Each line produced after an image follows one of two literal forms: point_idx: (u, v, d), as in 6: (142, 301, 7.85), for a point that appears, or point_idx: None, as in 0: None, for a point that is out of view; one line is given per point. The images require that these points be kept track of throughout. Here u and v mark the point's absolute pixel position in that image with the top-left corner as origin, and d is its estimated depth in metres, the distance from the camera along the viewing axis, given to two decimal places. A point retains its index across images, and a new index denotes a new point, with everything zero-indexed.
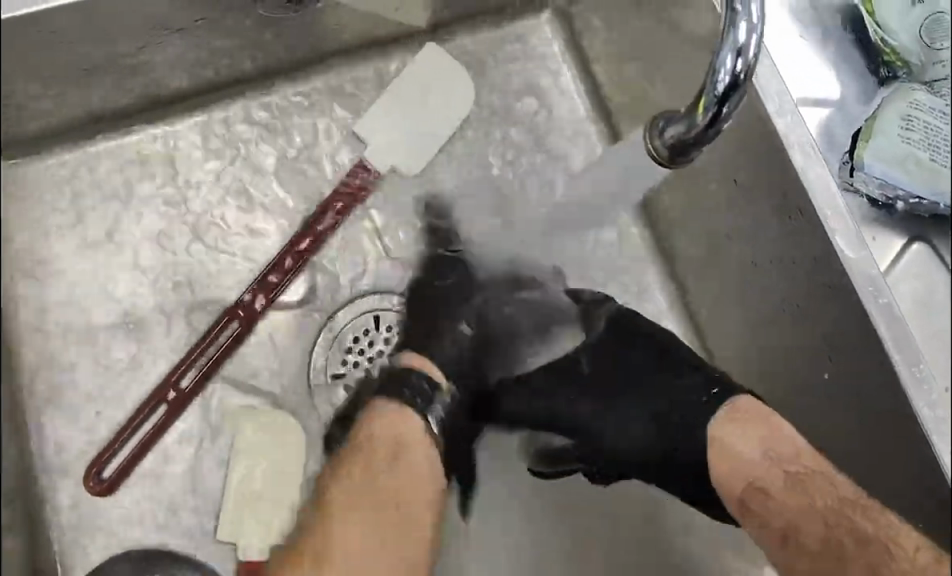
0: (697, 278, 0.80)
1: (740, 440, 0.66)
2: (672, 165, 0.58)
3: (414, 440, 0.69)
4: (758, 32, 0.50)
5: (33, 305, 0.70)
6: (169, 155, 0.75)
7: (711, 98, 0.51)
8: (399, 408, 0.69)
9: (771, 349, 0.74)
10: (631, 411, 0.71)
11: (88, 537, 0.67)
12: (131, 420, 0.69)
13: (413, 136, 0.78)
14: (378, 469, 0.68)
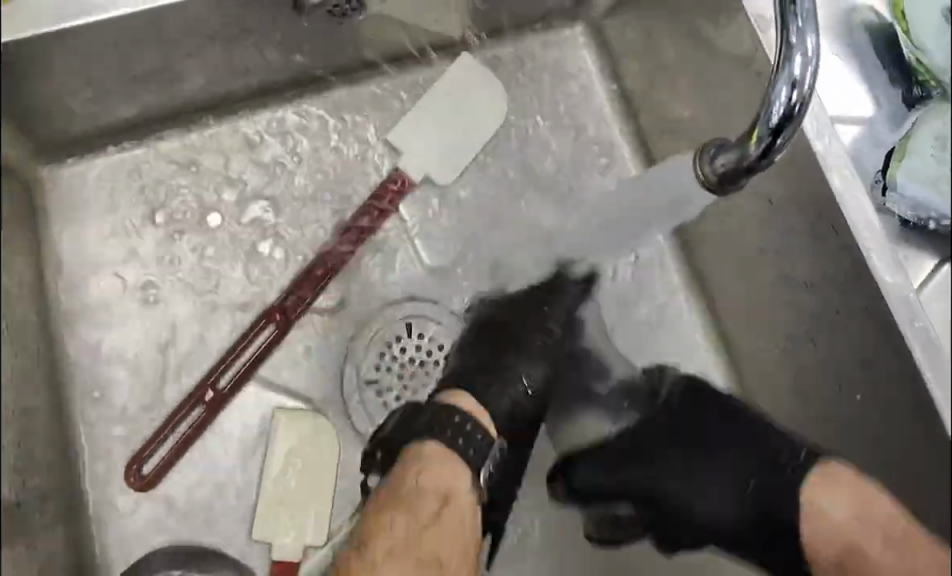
0: (730, 292, 0.80)
1: (833, 504, 0.64)
2: (723, 191, 0.57)
3: (459, 474, 0.66)
4: (813, 64, 0.50)
5: (80, 301, 0.73)
6: (212, 159, 0.77)
7: (766, 129, 0.51)
8: (445, 449, 0.66)
9: (804, 368, 0.73)
10: (713, 484, 0.70)
11: (129, 528, 0.70)
12: (171, 419, 0.72)
13: (448, 145, 0.80)
14: (426, 515, 0.64)
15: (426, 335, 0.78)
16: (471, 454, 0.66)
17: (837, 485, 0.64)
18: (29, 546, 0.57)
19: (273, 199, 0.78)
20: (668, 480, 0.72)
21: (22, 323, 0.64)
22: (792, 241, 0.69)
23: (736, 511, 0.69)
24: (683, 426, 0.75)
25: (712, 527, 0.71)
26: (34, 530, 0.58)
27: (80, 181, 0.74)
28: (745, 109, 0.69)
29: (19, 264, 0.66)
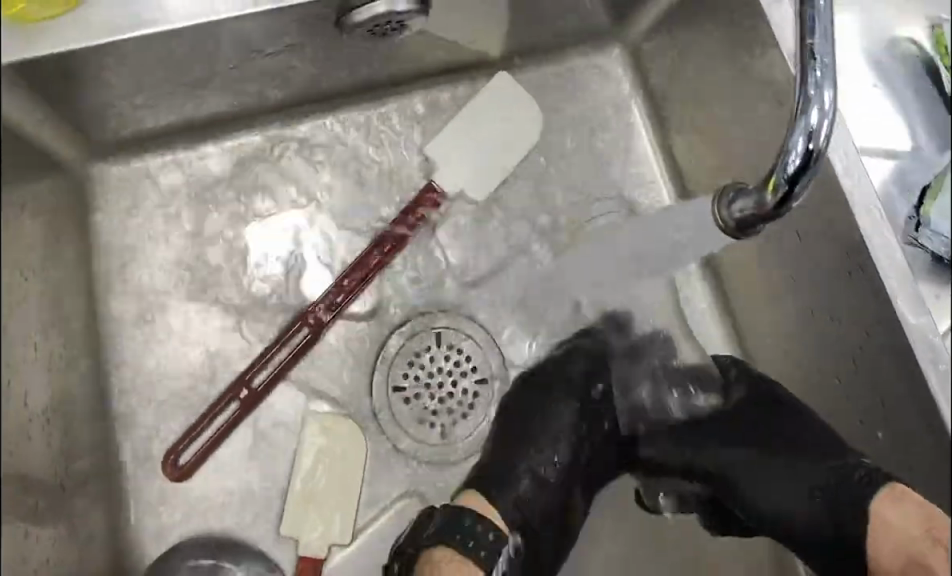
0: (754, 317, 0.81)
1: (907, 518, 0.65)
2: (738, 235, 0.57)
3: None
4: (830, 117, 0.49)
5: (123, 297, 0.76)
6: (255, 165, 0.80)
7: (782, 178, 0.50)
8: (452, 548, 0.69)
9: (823, 397, 0.74)
10: (789, 485, 0.73)
11: (160, 518, 0.73)
12: (207, 413, 0.75)
13: (483, 163, 0.83)
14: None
15: (454, 345, 0.81)
16: (476, 552, 0.69)
17: (907, 503, 0.66)
18: (71, 529, 0.60)
19: (313, 206, 0.81)
20: (729, 471, 0.76)
21: (70, 316, 0.67)
22: (818, 272, 0.70)
23: (791, 506, 0.72)
24: (750, 426, 0.77)
25: (761, 517, 0.74)
26: (76, 512, 0.61)
27: (130, 180, 0.77)
28: (776, 140, 0.70)
29: (71, 259, 0.69)
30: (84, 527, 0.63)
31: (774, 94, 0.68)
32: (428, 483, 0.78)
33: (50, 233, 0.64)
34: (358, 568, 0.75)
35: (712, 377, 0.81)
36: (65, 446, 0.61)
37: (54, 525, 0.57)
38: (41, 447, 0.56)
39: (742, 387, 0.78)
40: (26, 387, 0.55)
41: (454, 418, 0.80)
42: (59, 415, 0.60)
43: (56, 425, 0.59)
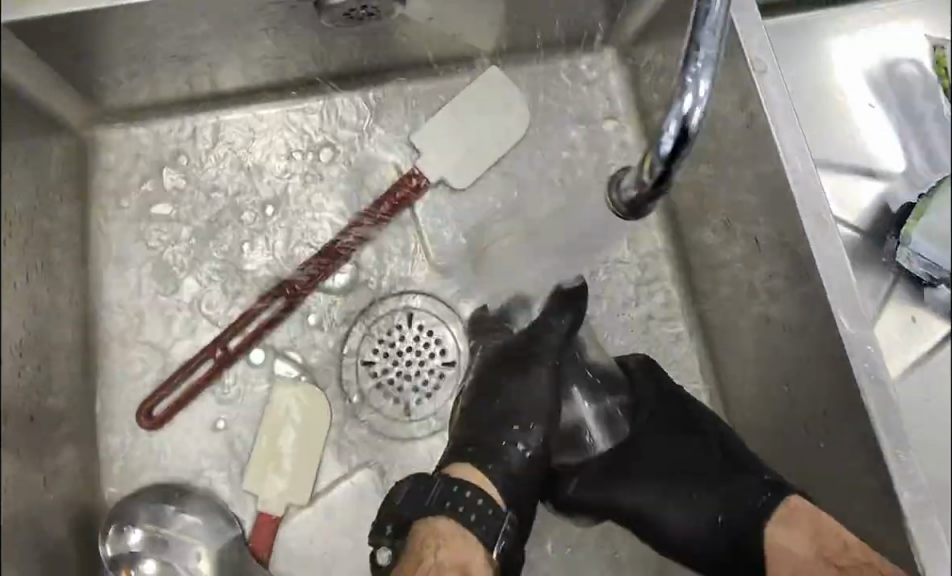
0: (719, 322, 0.82)
1: (791, 540, 0.68)
2: (628, 217, 0.61)
3: (478, 552, 0.67)
4: (705, 105, 0.51)
5: (114, 251, 0.80)
6: (250, 138, 0.84)
7: (658, 159, 0.53)
8: (457, 520, 0.68)
9: (776, 404, 0.76)
10: (688, 506, 0.74)
11: (128, 462, 0.77)
12: (183, 369, 0.78)
13: (465, 154, 0.86)
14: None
15: (424, 327, 0.84)
16: (479, 525, 0.68)
17: (796, 521, 0.68)
18: (35, 456, 0.65)
19: (302, 182, 0.84)
20: (635, 502, 0.76)
21: (57, 262, 0.72)
22: (776, 278, 0.72)
23: (699, 533, 0.73)
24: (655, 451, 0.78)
25: (679, 547, 0.75)
26: (45, 442, 0.67)
27: (132, 143, 0.82)
28: (743, 144, 0.72)
29: (64, 210, 0.75)
30: (53, 458, 0.68)
31: (741, 102, 0.71)
32: (388, 455, 0.81)
33: (40, 183, 0.70)
34: (313, 528, 0.79)
35: (621, 382, 0.81)
36: (38, 380, 0.66)
37: (18, 449, 0.63)
38: (10, 377, 0.62)
39: (650, 402, 0.80)
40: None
41: (419, 396, 0.83)
42: (34, 351, 0.66)
43: (29, 360, 0.65)
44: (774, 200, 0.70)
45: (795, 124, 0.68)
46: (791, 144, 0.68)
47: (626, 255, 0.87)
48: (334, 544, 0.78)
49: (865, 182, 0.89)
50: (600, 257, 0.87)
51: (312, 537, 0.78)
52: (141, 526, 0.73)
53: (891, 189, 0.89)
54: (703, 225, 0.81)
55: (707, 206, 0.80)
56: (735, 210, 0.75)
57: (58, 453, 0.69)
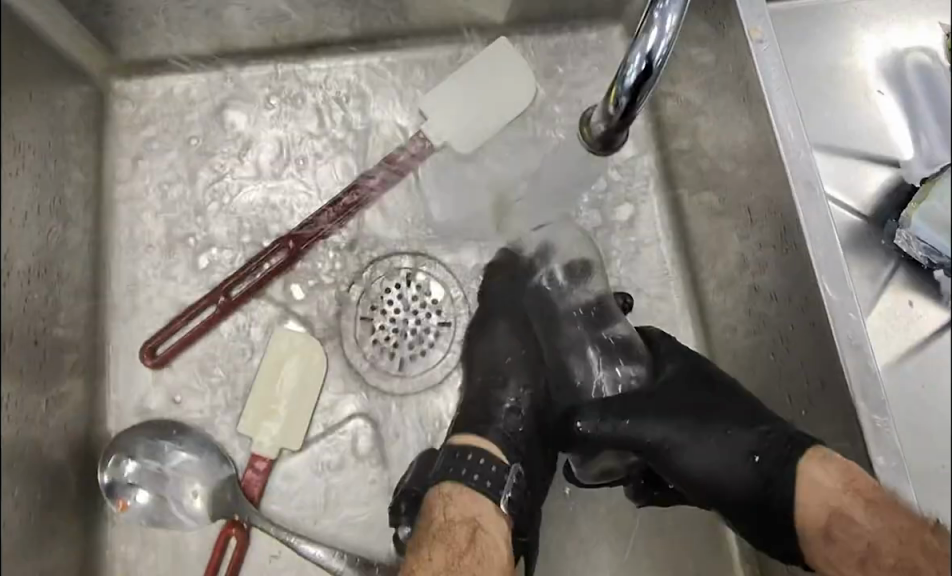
0: (715, 295, 0.83)
1: (826, 477, 0.63)
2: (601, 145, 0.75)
3: (489, 509, 0.69)
4: (669, 38, 0.60)
5: (127, 196, 0.84)
6: (262, 96, 0.87)
7: (624, 88, 0.64)
8: (463, 482, 0.70)
9: (766, 377, 0.76)
10: (723, 448, 0.68)
11: (130, 398, 0.80)
12: (186, 313, 0.81)
13: (467, 120, 0.87)
14: (459, 543, 0.66)
15: (422, 288, 0.85)
16: (486, 484, 0.69)
17: (832, 460, 0.64)
18: (38, 375, 0.69)
19: (309, 141, 0.87)
20: (663, 435, 0.70)
21: (68, 200, 0.76)
22: (768, 248, 0.73)
23: (733, 469, 0.68)
24: (679, 392, 0.73)
25: (711, 488, 0.69)
26: (48, 366, 0.71)
27: (149, 96, 0.86)
28: (739, 115, 0.73)
29: (79, 150, 0.78)
30: (57, 380, 0.72)
31: (736, 73, 0.73)
32: (380, 408, 0.82)
33: (56, 120, 0.74)
34: (305, 473, 0.80)
35: (636, 346, 0.79)
36: (44, 307, 0.70)
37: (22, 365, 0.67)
38: (14, 298, 0.66)
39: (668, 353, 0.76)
40: (6, 242, 0.64)
41: (413, 353, 0.84)
42: (41, 279, 0.70)
43: (34, 286, 0.69)
44: (767, 169, 0.71)
45: (789, 95, 0.70)
46: (784, 114, 0.69)
47: (625, 227, 0.88)
48: (323, 490, 0.80)
49: (875, 167, 0.87)
50: (599, 227, 0.88)
51: (304, 482, 0.80)
52: (138, 460, 0.77)
53: (904, 173, 0.87)
54: (702, 198, 0.82)
55: (705, 178, 0.81)
56: (730, 180, 0.76)
57: (61, 377, 0.73)
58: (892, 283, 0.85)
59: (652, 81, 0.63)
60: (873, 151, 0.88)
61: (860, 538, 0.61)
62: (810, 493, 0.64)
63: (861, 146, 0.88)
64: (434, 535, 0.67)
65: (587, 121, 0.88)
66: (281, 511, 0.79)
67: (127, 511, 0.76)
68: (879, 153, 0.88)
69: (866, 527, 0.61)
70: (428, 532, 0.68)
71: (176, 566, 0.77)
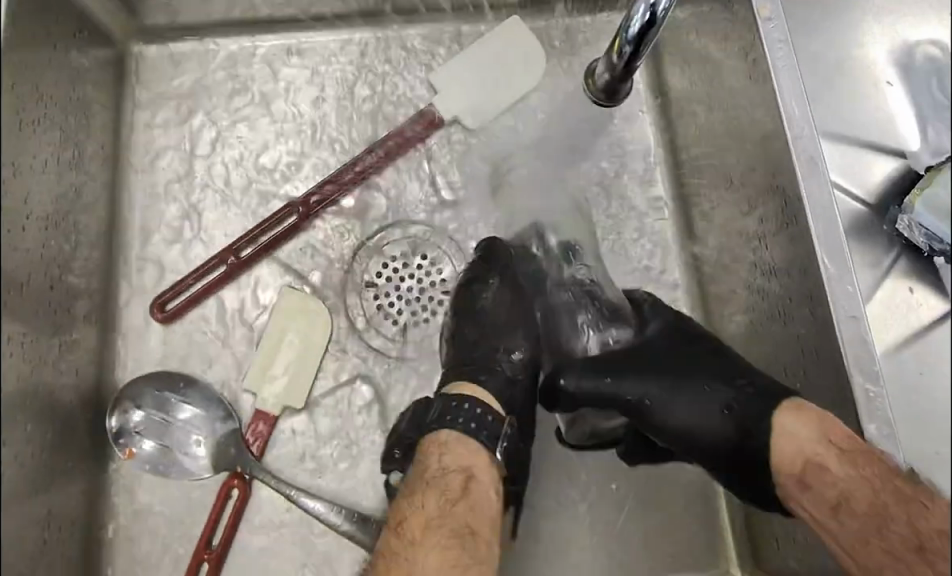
0: (718, 274, 0.83)
1: (801, 428, 0.63)
2: (606, 101, 0.88)
3: (483, 459, 0.69)
4: None
5: (145, 155, 0.87)
6: (279, 65, 0.90)
7: (627, 41, 0.75)
8: (460, 430, 0.70)
9: (765, 354, 0.77)
10: (701, 399, 0.69)
11: (140, 350, 0.83)
12: (197, 271, 0.83)
13: (479, 94, 0.89)
14: (453, 491, 0.66)
15: (428, 257, 0.87)
16: (482, 434, 0.70)
17: (805, 412, 0.64)
18: (52, 318, 0.71)
19: (324, 111, 0.89)
20: (641, 390, 0.71)
21: (86, 156, 0.79)
22: (770, 223, 0.74)
23: (708, 424, 0.68)
24: (659, 351, 0.74)
25: (687, 441, 0.69)
26: (62, 312, 0.73)
27: (171, 61, 0.89)
28: (745, 93, 0.75)
29: (99, 107, 0.82)
30: (69, 325, 0.75)
31: (744, 51, 0.74)
32: (383, 373, 0.84)
33: (78, 75, 0.77)
34: (306, 432, 0.82)
35: (625, 315, 0.81)
36: (60, 255, 0.73)
37: (40, 307, 0.70)
38: (32, 243, 0.68)
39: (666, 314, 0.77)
40: (26, 190, 0.67)
41: (417, 320, 0.85)
42: (58, 228, 0.73)
43: (51, 234, 0.72)
44: (772, 144, 0.72)
45: (794, 71, 0.71)
46: (789, 90, 0.70)
47: (631, 203, 0.89)
48: (323, 450, 0.81)
49: (880, 156, 0.88)
50: (606, 202, 0.89)
51: (304, 441, 0.82)
52: (145, 410, 0.79)
53: (909, 163, 0.87)
54: (708, 176, 0.83)
55: (710, 156, 0.82)
56: (735, 156, 0.77)
57: (74, 322, 0.76)
58: (893, 271, 0.85)
59: (653, 32, 0.71)
60: (879, 142, 0.88)
61: (834, 483, 0.60)
62: (784, 440, 0.63)
63: (866, 138, 0.88)
64: (428, 481, 0.67)
65: (590, 75, 0.88)
66: (280, 468, 0.81)
67: (133, 458, 0.79)
68: (884, 144, 0.88)
69: (841, 473, 0.60)
70: (421, 475, 0.68)
71: (177, 515, 0.79)
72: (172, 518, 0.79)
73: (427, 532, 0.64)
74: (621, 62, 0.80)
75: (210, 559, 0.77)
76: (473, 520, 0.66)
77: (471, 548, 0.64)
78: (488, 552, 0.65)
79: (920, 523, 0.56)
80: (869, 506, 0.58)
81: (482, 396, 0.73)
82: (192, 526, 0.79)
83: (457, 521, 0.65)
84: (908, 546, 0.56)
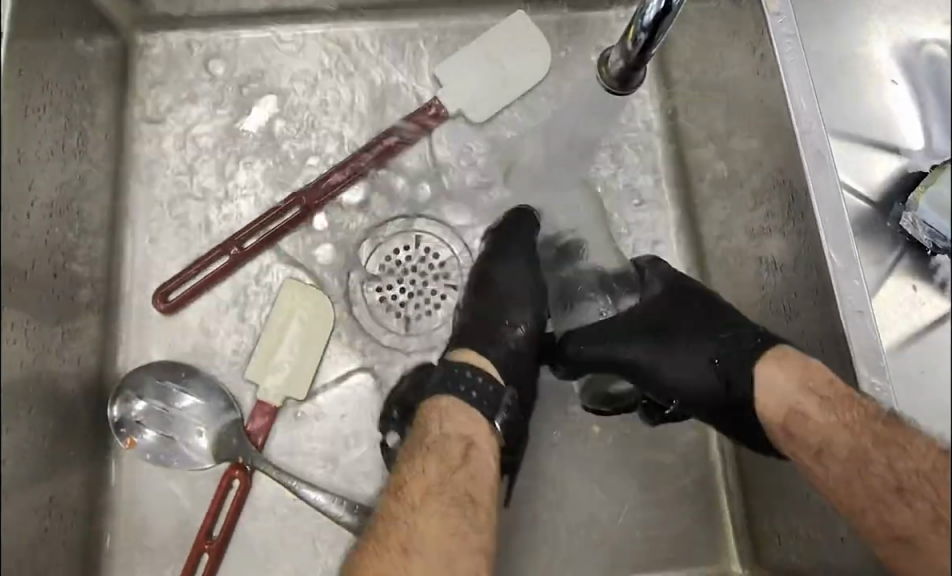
0: (721, 271, 0.83)
1: (782, 375, 0.65)
2: (620, 89, 0.90)
3: (483, 428, 0.70)
4: None
5: (148, 145, 0.87)
6: (284, 57, 0.90)
7: (641, 28, 0.76)
8: (460, 398, 0.70)
9: None
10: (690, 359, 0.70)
11: (142, 339, 0.82)
12: (200, 262, 0.83)
13: (484, 87, 0.89)
14: (454, 458, 0.68)
15: (431, 250, 0.87)
16: (485, 405, 0.71)
17: (788, 361, 0.65)
18: (55, 305, 0.71)
19: (328, 102, 0.89)
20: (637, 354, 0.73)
21: (90, 145, 0.79)
22: (775, 218, 0.74)
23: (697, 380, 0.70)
24: (651, 311, 0.75)
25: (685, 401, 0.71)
26: (65, 300, 0.73)
27: (176, 51, 0.89)
28: (752, 88, 0.75)
29: (103, 95, 0.82)
30: (71, 312, 0.74)
31: (752, 46, 0.74)
32: (385, 365, 0.84)
33: (81, 63, 0.77)
34: (307, 424, 0.82)
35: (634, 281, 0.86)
36: (63, 242, 0.73)
37: (44, 294, 0.69)
38: (36, 230, 0.68)
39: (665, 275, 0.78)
40: (30, 177, 0.67)
41: (419, 313, 0.85)
42: (61, 216, 0.73)
43: (55, 222, 0.72)
44: (779, 139, 0.72)
45: (802, 67, 0.71)
46: (797, 85, 0.70)
47: (635, 199, 0.89)
48: (324, 442, 0.81)
49: (883, 153, 0.88)
50: (609, 197, 0.89)
51: (305, 432, 0.82)
52: (147, 400, 0.79)
53: (912, 162, 0.87)
54: (712, 171, 0.83)
55: (716, 152, 0.82)
56: (740, 150, 0.77)
57: (76, 310, 0.75)
58: (896, 269, 0.85)
59: (667, 20, 0.73)
60: (882, 141, 0.89)
61: (814, 428, 0.62)
62: (767, 390, 0.65)
63: (869, 136, 0.89)
64: (428, 447, 0.68)
65: (604, 63, 0.90)
66: (282, 459, 0.81)
67: (133, 448, 0.79)
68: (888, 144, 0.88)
69: (821, 419, 0.62)
70: (422, 441, 0.69)
71: (178, 505, 0.79)
72: (173, 508, 0.79)
73: (428, 499, 0.65)
74: (634, 50, 0.82)
75: (210, 549, 0.77)
76: (472, 484, 0.67)
77: (469, 513, 0.66)
78: (485, 515, 0.67)
79: (898, 464, 0.57)
80: (849, 451, 0.60)
81: (479, 363, 0.74)
82: (193, 516, 0.79)
83: (456, 487, 0.66)
84: (888, 487, 0.57)
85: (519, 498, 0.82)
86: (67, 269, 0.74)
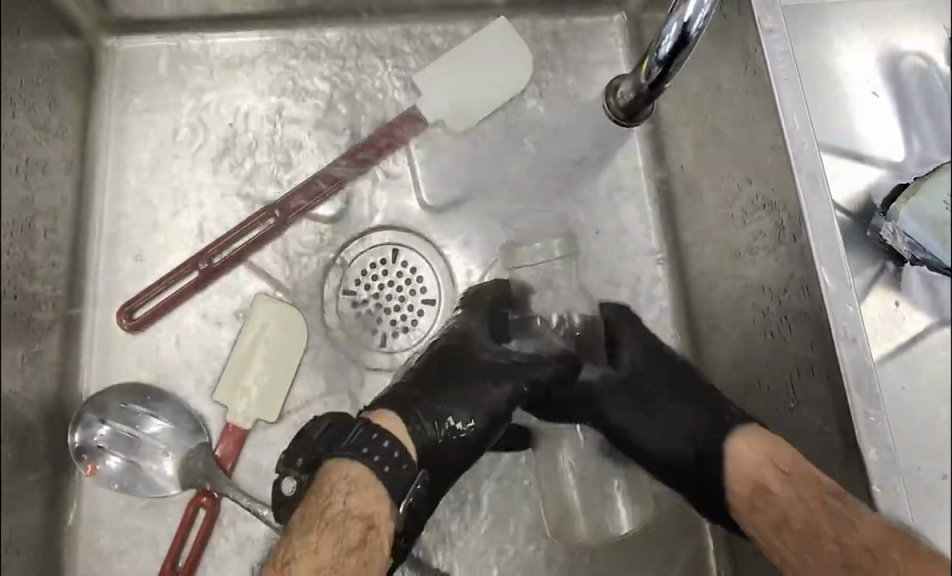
0: (707, 285, 0.82)
1: (748, 455, 0.67)
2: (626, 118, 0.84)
3: (385, 503, 0.63)
4: (707, 8, 0.63)
5: (113, 156, 0.83)
6: (255, 63, 0.86)
7: (657, 61, 0.70)
8: (373, 474, 0.63)
9: (757, 370, 0.75)
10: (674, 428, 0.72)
11: (105, 358, 0.79)
12: (167, 277, 0.80)
13: (463, 96, 0.86)
14: (349, 536, 0.60)
15: (408, 263, 0.84)
16: (381, 465, 0.63)
17: (759, 441, 0.67)
18: (17, 330, 0.68)
19: (303, 110, 0.86)
20: (622, 421, 0.74)
21: (53, 157, 0.75)
22: (765, 237, 0.72)
23: (679, 449, 0.71)
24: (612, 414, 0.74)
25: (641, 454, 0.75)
26: (27, 322, 0.70)
27: (143, 57, 0.85)
28: (741, 103, 0.73)
29: (67, 104, 0.78)
30: (32, 333, 0.71)
31: (743, 62, 0.72)
32: (362, 384, 0.80)
33: (45, 68, 0.73)
34: (278, 446, 0.78)
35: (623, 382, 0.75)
36: (24, 261, 0.69)
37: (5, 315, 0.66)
38: None
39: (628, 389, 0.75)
40: None
41: (395, 329, 0.82)
42: (23, 234, 0.69)
43: (17, 240, 0.68)
44: (770, 156, 0.70)
45: (798, 85, 0.68)
46: (792, 104, 0.68)
47: (617, 211, 0.87)
48: None
49: (871, 167, 0.83)
50: (592, 209, 0.86)
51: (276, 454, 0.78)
52: (111, 424, 0.76)
53: (896, 174, 0.83)
54: (697, 184, 0.81)
55: (701, 165, 0.80)
56: (728, 166, 0.76)
57: (38, 332, 0.72)
58: (878, 280, 0.82)
59: (685, 52, 0.67)
60: (865, 149, 0.83)
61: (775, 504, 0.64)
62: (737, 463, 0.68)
63: (850, 145, 0.83)
64: (322, 523, 0.61)
65: (614, 92, 0.83)
66: (250, 484, 0.77)
67: (96, 475, 0.76)
68: (873, 151, 0.83)
69: (786, 492, 0.63)
70: (322, 513, 0.61)
71: (142, 532, 0.75)
72: (139, 535, 0.75)
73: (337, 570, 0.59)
74: (647, 82, 0.75)
75: None
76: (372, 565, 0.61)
77: None
78: None
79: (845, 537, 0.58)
80: (803, 524, 0.61)
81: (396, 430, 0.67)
82: (157, 544, 0.75)
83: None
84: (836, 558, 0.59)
85: (497, 522, 0.79)
86: (26, 285, 0.70)
